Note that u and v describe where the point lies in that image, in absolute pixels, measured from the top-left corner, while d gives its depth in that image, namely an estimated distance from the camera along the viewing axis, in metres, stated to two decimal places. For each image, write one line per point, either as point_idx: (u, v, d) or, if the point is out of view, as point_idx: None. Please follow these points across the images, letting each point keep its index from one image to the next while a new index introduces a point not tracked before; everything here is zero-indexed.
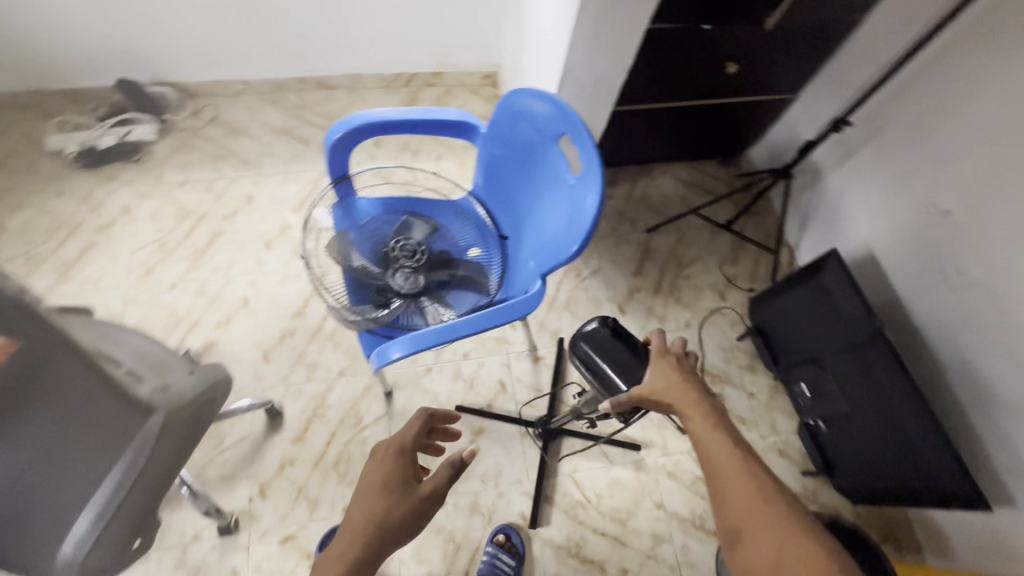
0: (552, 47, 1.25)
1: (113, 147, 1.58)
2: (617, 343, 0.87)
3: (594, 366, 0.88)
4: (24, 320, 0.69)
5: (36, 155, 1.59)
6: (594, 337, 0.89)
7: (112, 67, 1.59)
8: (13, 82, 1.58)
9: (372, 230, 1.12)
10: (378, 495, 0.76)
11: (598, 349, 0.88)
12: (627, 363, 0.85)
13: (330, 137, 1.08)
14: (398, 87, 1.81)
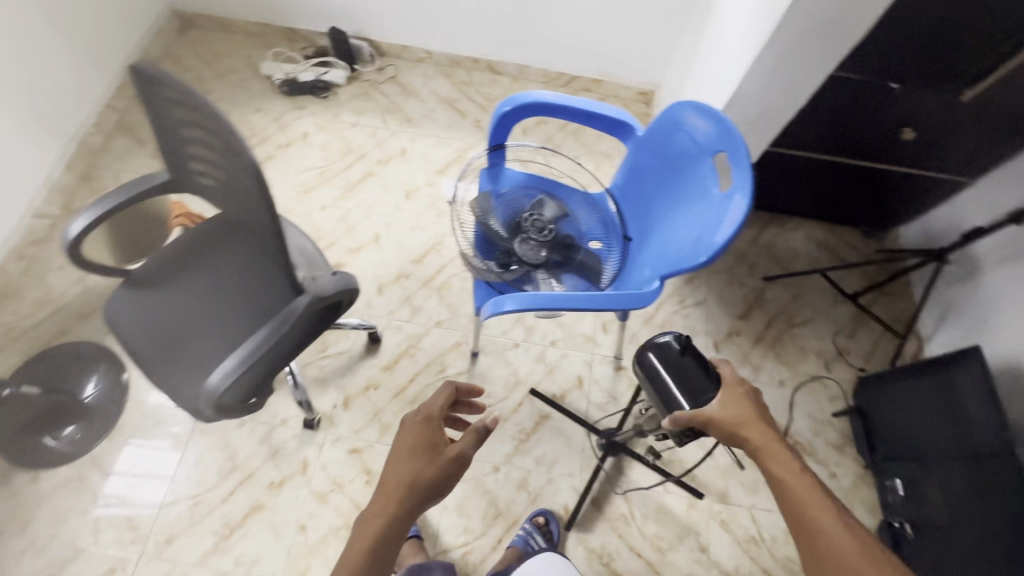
0: (723, 76, 1.28)
1: (310, 82, 1.82)
2: (689, 363, 0.85)
3: (658, 380, 0.86)
4: (258, 185, 0.80)
5: (250, 75, 1.88)
6: (663, 351, 0.87)
7: (327, 17, 1.85)
8: (251, 13, 1.89)
9: (511, 199, 1.21)
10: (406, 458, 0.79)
11: (667, 365, 0.86)
12: (697, 384, 0.83)
13: (499, 108, 1.18)
14: (557, 85, 1.92)
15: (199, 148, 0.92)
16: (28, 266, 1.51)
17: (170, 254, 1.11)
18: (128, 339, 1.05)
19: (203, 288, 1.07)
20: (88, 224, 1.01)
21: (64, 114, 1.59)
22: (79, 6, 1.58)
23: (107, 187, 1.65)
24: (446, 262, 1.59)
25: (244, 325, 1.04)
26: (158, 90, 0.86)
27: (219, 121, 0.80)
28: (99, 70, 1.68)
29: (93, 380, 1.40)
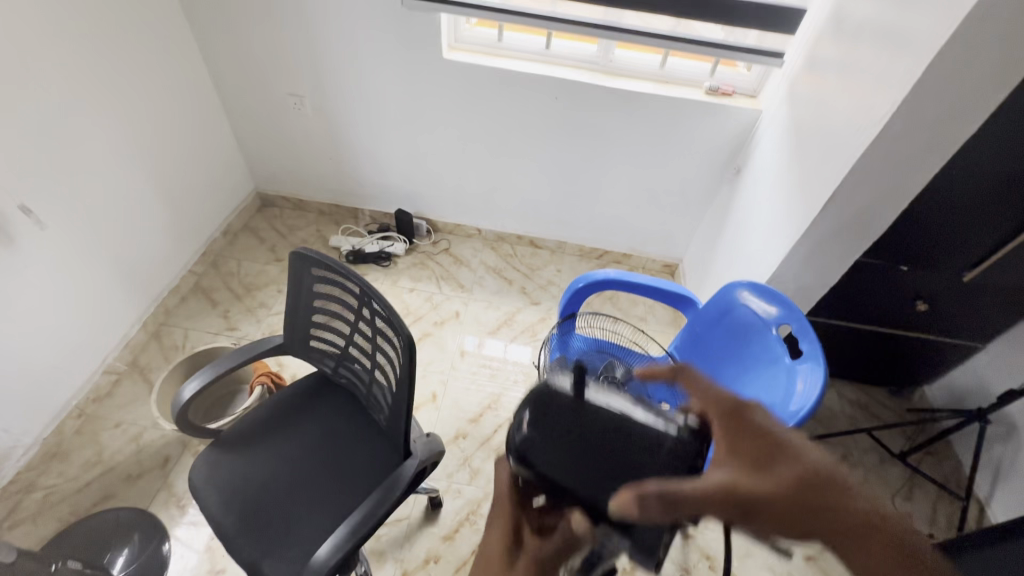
0: (753, 260, 1.49)
1: (375, 253, 2.03)
2: (611, 404, 0.59)
3: (580, 462, 0.56)
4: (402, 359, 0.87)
5: (319, 246, 2.10)
6: (557, 412, 0.59)
7: (393, 202, 2.15)
8: (326, 197, 2.18)
9: (585, 361, 1.30)
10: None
11: (577, 429, 0.58)
12: (650, 441, 0.57)
13: (573, 285, 1.35)
14: (591, 258, 2.18)
15: (330, 323, 1.04)
16: (84, 423, 1.49)
17: (265, 412, 1.15)
18: (208, 509, 1.01)
19: (299, 448, 1.10)
20: (223, 367, 1.08)
21: (152, 278, 1.72)
22: (187, 191, 1.82)
23: (174, 345, 1.72)
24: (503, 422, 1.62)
25: (339, 492, 1.05)
26: (306, 274, 1.00)
27: (369, 300, 0.93)
28: (189, 240, 1.87)
29: (127, 554, 1.29)
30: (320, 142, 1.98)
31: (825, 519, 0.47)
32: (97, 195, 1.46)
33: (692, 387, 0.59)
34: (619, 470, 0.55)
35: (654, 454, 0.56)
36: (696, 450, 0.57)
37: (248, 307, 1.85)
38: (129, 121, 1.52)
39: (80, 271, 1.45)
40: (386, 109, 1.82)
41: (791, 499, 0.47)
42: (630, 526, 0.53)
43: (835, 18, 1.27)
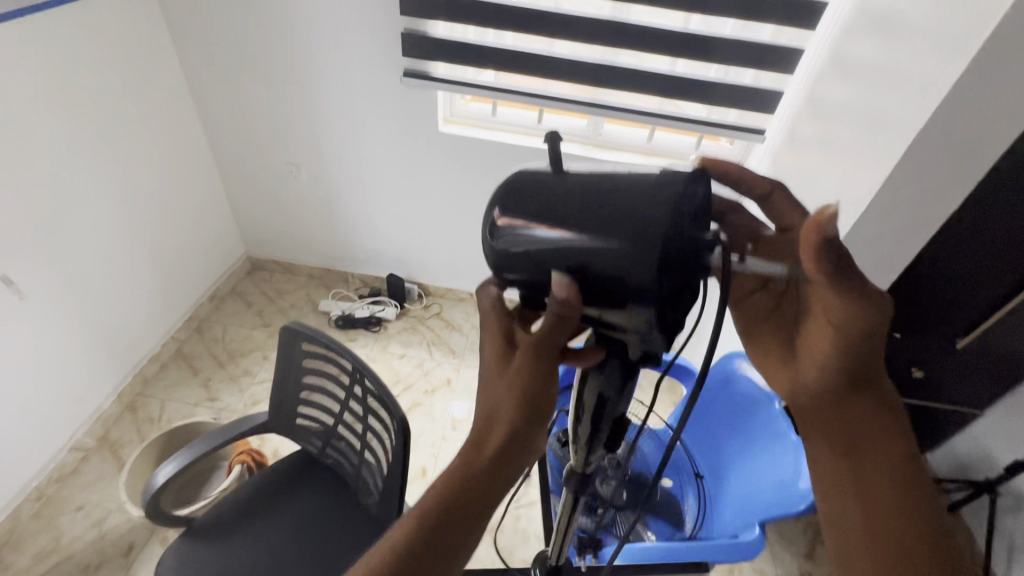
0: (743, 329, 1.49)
1: (364, 318, 2.00)
2: (595, 175, 0.60)
3: (570, 227, 0.58)
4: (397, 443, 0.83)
5: (308, 311, 2.07)
6: (540, 190, 0.61)
7: (384, 265, 2.14)
8: (317, 261, 2.17)
9: None
10: (469, 458, 0.57)
11: (560, 201, 0.59)
12: (640, 191, 0.56)
13: None
14: None
15: (320, 400, 1.00)
16: (43, 506, 1.38)
17: (244, 493, 1.07)
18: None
19: (281, 533, 1.02)
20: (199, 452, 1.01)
21: (131, 346, 1.67)
22: (173, 255, 1.81)
23: (150, 417, 1.63)
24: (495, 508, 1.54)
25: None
26: (296, 349, 0.97)
27: (362, 378, 0.90)
28: (173, 305, 1.83)
29: None
30: (313, 207, 2.00)
31: (855, 402, 0.56)
32: (79, 260, 1.44)
33: (795, 215, 0.64)
34: (614, 229, 0.56)
35: (648, 206, 0.55)
36: (691, 190, 0.55)
37: (230, 375, 1.78)
38: (117, 187, 1.54)
39: (54, 338, 1.40)
40: (380, 177, 1.86)
41: (853, 364, 0.57)
42: (630, 271, 0.55)
43: (810, 103, 1.36)
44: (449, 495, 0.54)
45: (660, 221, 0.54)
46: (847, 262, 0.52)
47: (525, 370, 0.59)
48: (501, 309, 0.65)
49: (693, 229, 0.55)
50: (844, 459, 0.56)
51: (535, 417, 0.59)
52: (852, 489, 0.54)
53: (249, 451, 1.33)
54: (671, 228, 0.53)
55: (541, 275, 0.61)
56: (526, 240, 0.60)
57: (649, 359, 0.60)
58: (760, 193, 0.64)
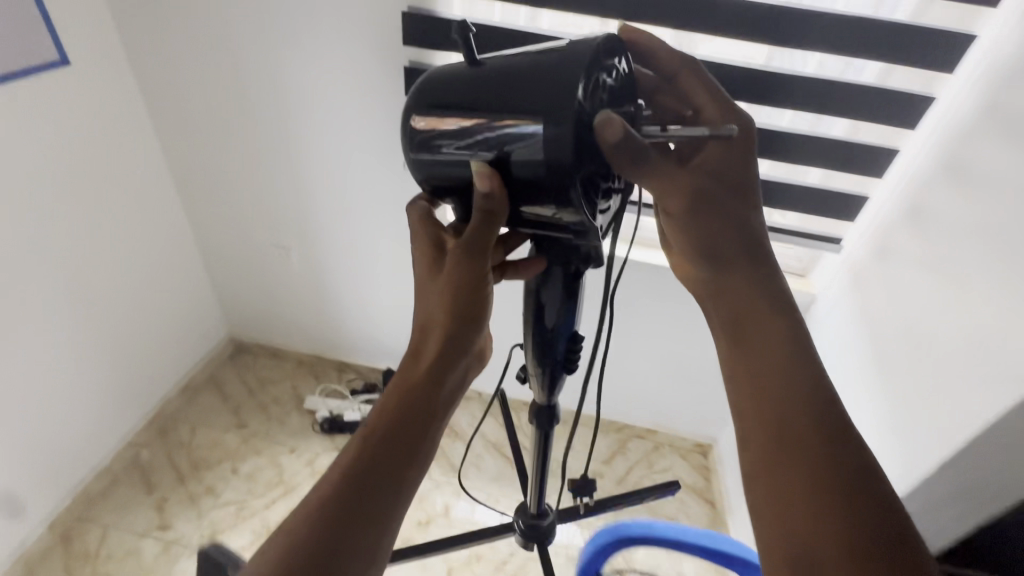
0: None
1: (354, 421, 1.73)
2: (514, 59, 0.69)
3: (485, 109, 0.68)
4: None
5: (291, 408, 1.80)
6: (461, 83, 0.71)
7: (382, 355, 1.88)
8: (308, 346, 1.93)
9: None
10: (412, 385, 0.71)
11: (485, 85, 0.69)
12: (553, 59, 0.66)
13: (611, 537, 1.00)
14: (608, 430, 1.86)
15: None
16: None
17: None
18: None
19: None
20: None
21: (74, 459, 1.42)
22: (137, 348, 1.58)
23: (84, 553, 1.35)
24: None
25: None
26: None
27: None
28: (133, 404, 1.60)
29: None
30: (303, 292, 1.76)
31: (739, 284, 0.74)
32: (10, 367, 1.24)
33: (698, 91, 0.81)
34: (530, 90, 0.65)
35: (553, 90, 0.63)
36: (596, 57, 0.65)
37: (190, 494, 1.51)
38: (66, 281, 1.33)
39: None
40: (377, 262, 1.62)
41: (714, 248, 0.76)
42: (536, 142, 0.64)
43: (910, 210, 1.07)
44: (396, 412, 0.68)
45: (567, 88, 0.63)
46: (632, 153, 0.63)
47: (456, 274, 0.74)
48: (432, 220, 0.78)
49: (593, 109, 0.65)
50: (738, 339, 0.71)
51: (471, 314, 0.74)
52: (743, 362, 0.68)
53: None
54: (581, 98, 0.63)
55: (464, 166, 0.72)
56: (450, 133, 0.71)
57: (579, 233, 0.75)
58: (669, 71, 0.83)
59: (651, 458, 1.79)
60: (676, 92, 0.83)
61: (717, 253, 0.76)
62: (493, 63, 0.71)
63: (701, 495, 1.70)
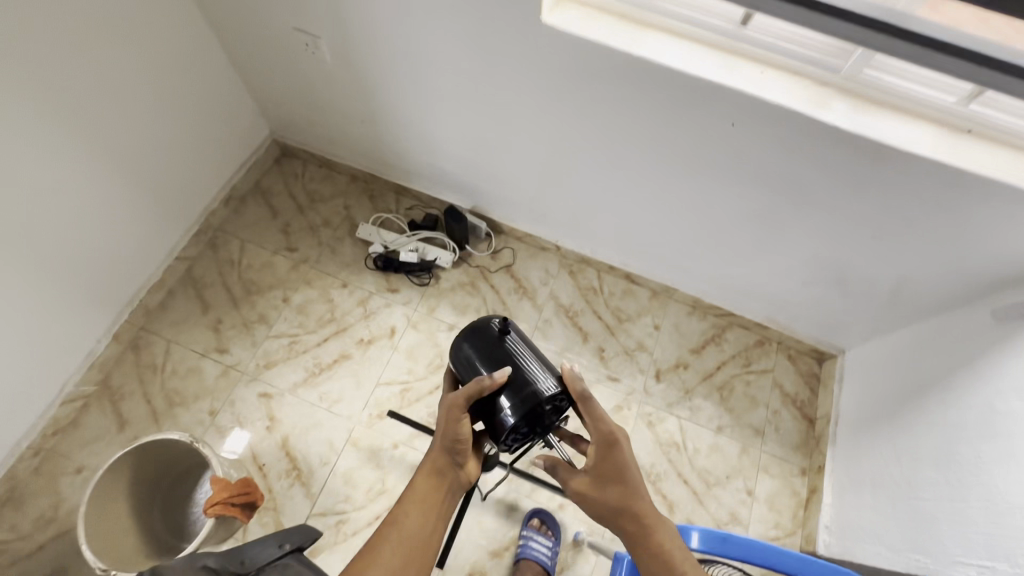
0: (999, 519, 0.85)
1: (410, 263, 1.51)
2: (515, 347, 0.87)
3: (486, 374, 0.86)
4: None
5: (344, 234, 1.59)
6: (485, 343, 0.88)
7: (444, 186, 1.54)
8: (362, 161, 1.61)
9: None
10: (430, 498, 0.76)
11: (489, 353, 0.87)
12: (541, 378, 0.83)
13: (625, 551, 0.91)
14: (706, 313, 1.53)
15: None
16: (42, 463, 1.26)
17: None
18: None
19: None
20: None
21: (125, 276, 1.34)
22: (167, 159, 1.33)
23: (152, 364, 1.39)
24: (532, 564, 1.19)
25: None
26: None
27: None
28: (179, 218, 1.44)
29: None
30: (349, 100, 1.36)
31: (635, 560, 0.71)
32: (27, 194, 1.05)
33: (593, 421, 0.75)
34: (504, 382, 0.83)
35: (516, 391, 0.81)
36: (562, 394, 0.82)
37: (244, 320, 1.46)
38: (52, 87, 1.02)
39: (26, 297, 1.11)
40: (438, 70, 1.14)
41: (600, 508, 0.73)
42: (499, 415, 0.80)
43: None
44: (415, 525, 0.73)
45: (523, 399, 0.80)
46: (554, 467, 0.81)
47: (454, 430, 0.77)
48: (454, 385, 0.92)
49: (547, 413, 0.82)
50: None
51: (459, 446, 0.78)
52: None
53: (225, 504, 1.05)
54: (537, 417, 0.81)
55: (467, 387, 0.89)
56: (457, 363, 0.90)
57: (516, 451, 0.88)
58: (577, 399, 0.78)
59: (751, 355, 1.49)
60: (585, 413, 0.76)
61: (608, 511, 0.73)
62: (516, 341, 0.88)
63: (798, 409, 1.44)
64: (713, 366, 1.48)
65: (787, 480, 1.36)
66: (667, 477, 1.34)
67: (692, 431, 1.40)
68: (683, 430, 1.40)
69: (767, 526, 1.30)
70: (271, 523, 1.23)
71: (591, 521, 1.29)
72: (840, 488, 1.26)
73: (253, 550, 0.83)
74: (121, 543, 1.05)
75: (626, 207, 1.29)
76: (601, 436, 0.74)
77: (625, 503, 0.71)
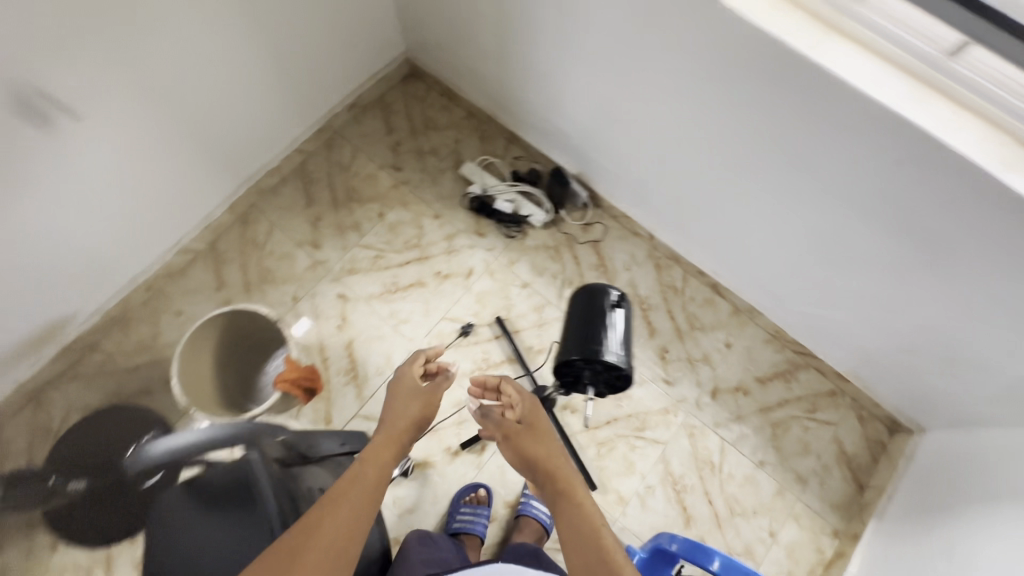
0: None
1: (502, 212, 1.51)
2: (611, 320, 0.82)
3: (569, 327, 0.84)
4: None
5: (447, 167, 1.62)
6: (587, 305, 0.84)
7: (557, 145, 1.52)
8: (484, 100, 1.61)
9: None
10: (386, 459, 0.80)
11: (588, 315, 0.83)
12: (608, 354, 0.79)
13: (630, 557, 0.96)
14: (784, 346, 1.45)
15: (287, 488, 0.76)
16: (151, 298, 1.43)
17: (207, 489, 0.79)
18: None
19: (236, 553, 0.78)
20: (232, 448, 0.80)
21: (250, 155, 1.44)
22: (311, 55, 1.39)
23: (254, 240, 1.51)
24: (532, 521, 1.25)
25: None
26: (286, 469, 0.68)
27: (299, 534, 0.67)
28: (306, 112, 1.51)
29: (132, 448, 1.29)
30: (489, 36, 1.35)
31: (558, 513, 0.80)
32: (187, 61, 1.14)
33: (517, 393, 1.00)
34: (585, 327, 0.81)
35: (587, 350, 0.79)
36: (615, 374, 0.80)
37: (340, 223, 1.54)
38: None
39: (169, 153, 1.23)
40: (591, 28, 1.10)
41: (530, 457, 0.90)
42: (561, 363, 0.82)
43: None
44: (375, 468, 0.76)
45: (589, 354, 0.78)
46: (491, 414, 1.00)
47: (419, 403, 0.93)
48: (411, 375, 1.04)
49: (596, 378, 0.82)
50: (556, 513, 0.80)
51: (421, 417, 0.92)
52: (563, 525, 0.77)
53: (292, 382, 1.16)
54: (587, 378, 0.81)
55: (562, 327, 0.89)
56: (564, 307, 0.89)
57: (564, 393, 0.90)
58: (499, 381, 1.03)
59: (819, 402, 1.42)
60: (515, 396, 1.00)
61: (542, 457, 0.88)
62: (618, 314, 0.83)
63: (852, 471, 1.36)
64: (773, 400, 1.42)
65: (815, 536, 1.31)
66: (692, 491, 1.33)
67: (732, 457, 1.37)
68: (724, 452, 1.37)
69: (780, 570, 1.28)
70: (322, 411, 1.34)
71: (605, 506, 1.30)
72: (869, 562, 1.21)
73: (316, 442, 0.94)
74: (198, 386, 1.19)
75: (739, 217, 1.22)
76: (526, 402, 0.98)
77: (547, 454, 0.89)
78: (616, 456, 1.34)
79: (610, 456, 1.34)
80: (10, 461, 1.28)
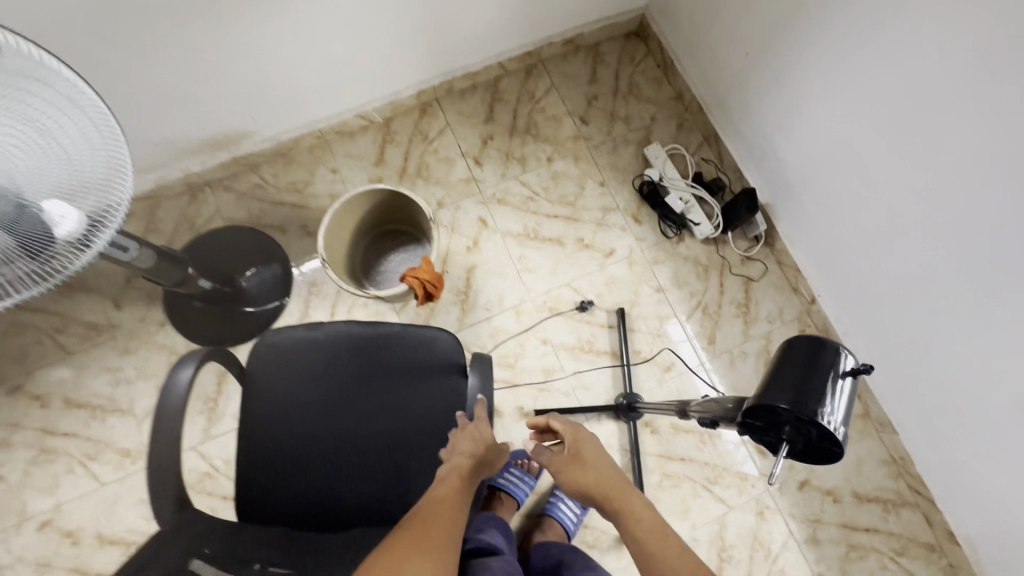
0: None
1: (670, 208, 1.42)
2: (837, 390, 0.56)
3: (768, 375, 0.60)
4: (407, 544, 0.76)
5: (633, 140, 1.53)
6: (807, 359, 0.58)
7: (759, 166, 1.39)
8: (702, 90, 1.49)
9: None
10: (456, 487, 0.73)
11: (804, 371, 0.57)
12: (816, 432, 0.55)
13: None
14: (898, 474, 1.30)
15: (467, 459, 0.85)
16: (317, 146, 1.47)
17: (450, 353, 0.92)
18: (296, 329, 0.92)
19: (393, 404, 0.89)
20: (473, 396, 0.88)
21: (459, 52, 1.42)
22: None
23: (425, 132, 1.51)
24: (557, 525, 1.20)
25: (341, 460, 0.87)
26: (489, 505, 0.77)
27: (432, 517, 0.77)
28: (527, 31, 1.46)
29: (251, 269, 1.35)
30: (753, 28, 1.22)
31: (626, 539, 0.71)
32: None
33: (562, 424, 0.86)
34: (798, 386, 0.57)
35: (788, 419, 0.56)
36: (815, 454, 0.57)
37: (508, 150, 1.51)
38: None
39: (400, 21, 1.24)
40: (884, 49, 0.97)
41: (587, 486, 0.78)
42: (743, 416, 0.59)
43: None
44: (448, 493, 0.71)
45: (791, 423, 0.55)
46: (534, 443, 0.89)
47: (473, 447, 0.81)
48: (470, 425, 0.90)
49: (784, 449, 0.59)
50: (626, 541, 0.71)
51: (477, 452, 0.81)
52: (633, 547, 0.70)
53: (421, 282, 1.16)
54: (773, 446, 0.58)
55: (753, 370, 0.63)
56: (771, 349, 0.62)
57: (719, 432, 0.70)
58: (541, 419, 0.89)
59: (909, 548, 1.27)
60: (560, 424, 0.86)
61: (602, 485, 0.77)
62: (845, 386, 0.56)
63: None
64: (861, 521, 1.28)
65: None
66: (736, 565, 1.25)
67: (791, 553, 1.26)
68: (784, 545, 1.27)
69: None
70: (423, 318, 1.36)
71: None
72: None
73: None
74: (339, 242, 1.22)
75: (939, 323, 1.07)
76: (574, 432, 0.84)
77: (602, 480, 0.77)
78: (676, 494, 1.28)
79: (670, 491, 1.28)
80: (154, 236, 1.39)
